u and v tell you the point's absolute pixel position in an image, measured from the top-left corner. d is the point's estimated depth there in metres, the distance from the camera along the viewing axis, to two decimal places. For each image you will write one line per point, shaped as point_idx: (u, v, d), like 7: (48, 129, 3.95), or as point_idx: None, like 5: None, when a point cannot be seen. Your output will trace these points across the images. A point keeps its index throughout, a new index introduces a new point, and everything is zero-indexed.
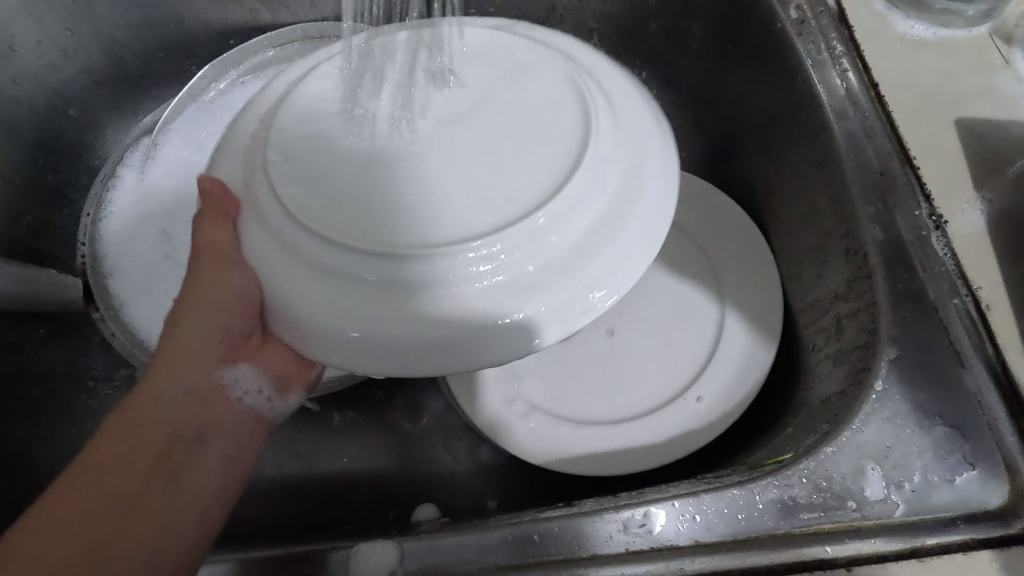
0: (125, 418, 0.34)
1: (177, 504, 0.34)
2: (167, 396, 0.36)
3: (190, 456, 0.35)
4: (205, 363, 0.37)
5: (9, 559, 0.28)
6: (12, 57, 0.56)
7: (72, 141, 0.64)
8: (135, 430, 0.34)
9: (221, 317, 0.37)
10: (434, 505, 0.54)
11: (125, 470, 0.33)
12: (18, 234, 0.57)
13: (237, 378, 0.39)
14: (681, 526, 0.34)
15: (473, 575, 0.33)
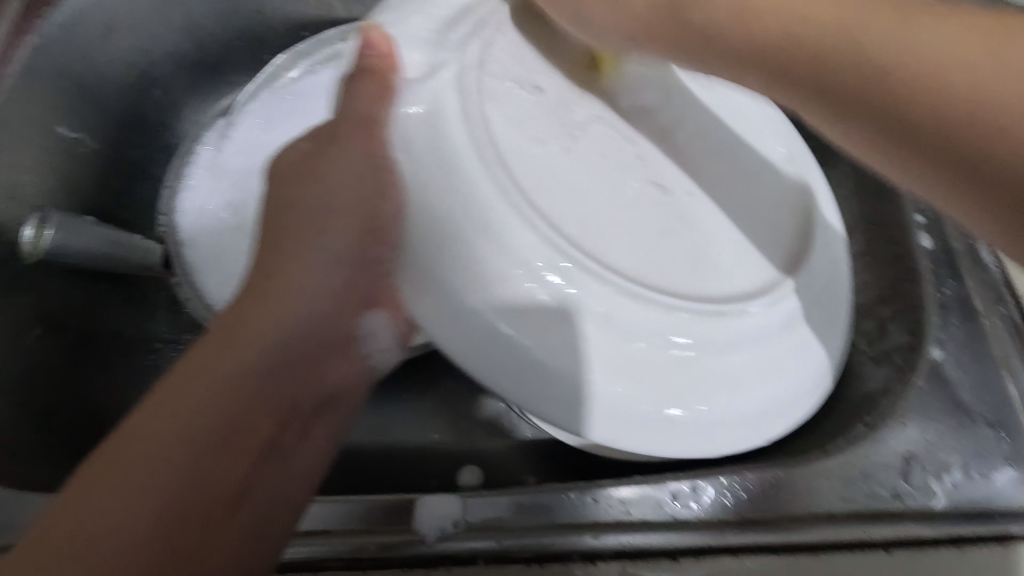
0: (242, 331, 0.37)
1: (295, 474, 0.38)
2: (269, 335, 0.37)
3: (295, 433, 0.39)
4: (336, 317, 0.41)
5: (140, 471, 0.31)
6: (108, 39, 0.61)
7: (153, 118, 0.68)
8: (250, 345, 0.36)
9: (343, 240, 0.41)
10: (478, 467, 0.57)
11: (255, 423, 0.36)
12: (104, 202, 0.63)
13: (374, 327, 0.43)
14: (726, 500, 0.37)
15: (529, 529, 0.36)
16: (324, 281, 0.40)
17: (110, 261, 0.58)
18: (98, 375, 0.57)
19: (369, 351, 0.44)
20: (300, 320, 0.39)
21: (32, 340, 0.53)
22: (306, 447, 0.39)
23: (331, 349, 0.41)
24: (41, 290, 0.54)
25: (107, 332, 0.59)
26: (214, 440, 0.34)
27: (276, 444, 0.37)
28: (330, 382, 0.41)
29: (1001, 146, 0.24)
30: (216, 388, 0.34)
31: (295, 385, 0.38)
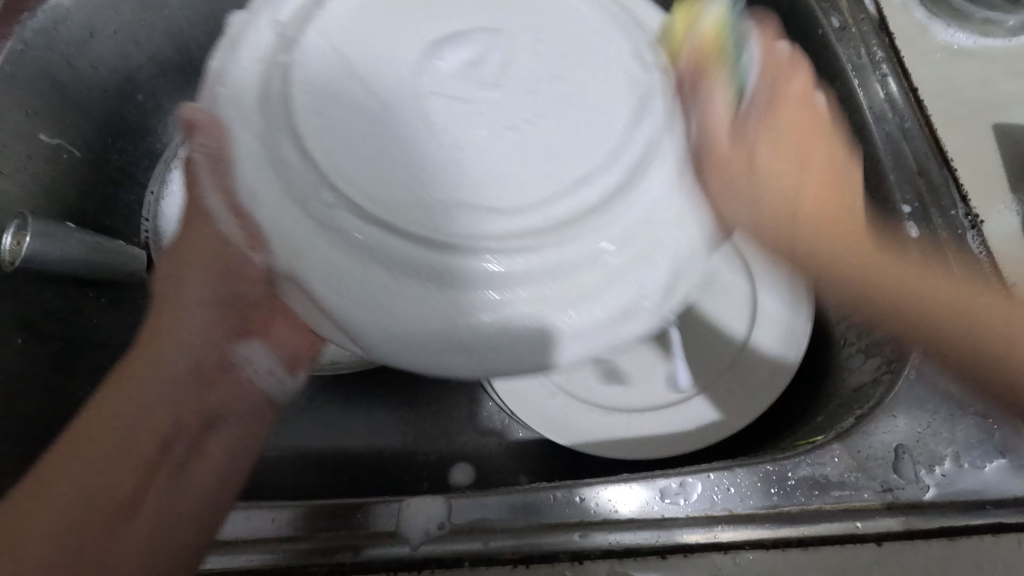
0: (136, 365, 0.38)
1: (183, 495, 0.37)
2: (166, 366, 0.39)
3: (190, 453, 0.39)
4: (211, 334, 0.41)
5: (13, 526, 0.32)
6: (90, 44, 0.60)
7: (137, 123, 0.68)
8: (141, 382, 0.38)
9: (207, 282, 0.40)
10: (470, 464, 0.57)
11: (123, 458, 0.36)
12: (87, 209, 0.63)
13: (250, 355, 0.43)
14: (716, 496, 0.36)
15: (515, 530, 0.36)
16: (199, 318, 0.40)
17: (92, 267, 0.58)
18: (84, 383, 0.57)
19: (248, 376, 0.43)
20: (179, 357, 0.39)
21: (16, 348, 0.52)
22: (195, 472, 0.38)
23: (211, 377, 0.40)
24: (25, 298, 0.53)
25: (93, 339, 0.59)
26: (109, 483, 0.35)
27: (157, 480, 0.37)
28: (216, 401, 0.40)
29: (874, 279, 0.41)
30: (90, 439, 0.36)
31: (171, 434, 0.38)
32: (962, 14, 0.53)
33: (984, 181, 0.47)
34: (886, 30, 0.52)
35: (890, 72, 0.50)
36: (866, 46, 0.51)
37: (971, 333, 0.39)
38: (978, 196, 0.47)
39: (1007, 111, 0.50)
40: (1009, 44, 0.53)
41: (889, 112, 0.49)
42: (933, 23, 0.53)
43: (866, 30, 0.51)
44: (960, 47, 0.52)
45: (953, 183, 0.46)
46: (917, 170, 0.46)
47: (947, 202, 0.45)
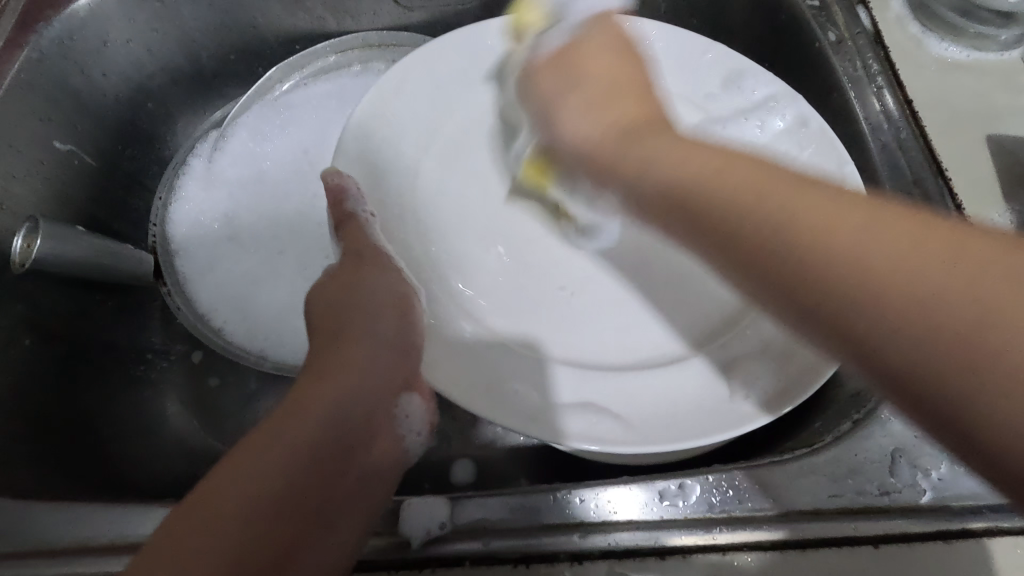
0: (321, 382, 0.37)
1: (334, 555, 0.33)
2: (342, 393, 0.37)
3: (339, 504, 0.34)
4: (386, 387, 0.40)
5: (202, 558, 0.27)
6: (104, 52, 0.62)
7: (147, 130, 0.69)
8: (323, 405, 0.36)
9: (387, 353, 0.41)
10: (470, 463, 0.57)
11: (308, 487, 0.33)
12: (98, 213, 0.64)
13: (407, 410, 0.42)
14: (714, 498, 0.36)
15: (516, 531, 0.36)
16: (377, 363, 0.40)
17: (99, 270, 0.58)
18: (91, 384, 0.58)
19: (403, 432, 0.41)
20: (364, 399, 0.38)
21: (23, 349, 0.53)
22: (345, 520, 0.34)
23: (374, 428, 0.39)
24: (33, 299, 0.54)
25: (99, 340, 0.60)
26: (303, 463, 0.33)
27: (326, 503, 0.33)
28: (373, 457, 0.38)
29: (882, 266, 0.25)
30: (279, 449, 0.32)
31: (364, 435, 0.37)
32: (955, 29, 0.54)
33: (981, 190, 0.48)
34: (881, 43, 0.53)
35: (886, 84, 0.51)
36: (862, 59, 0.52)
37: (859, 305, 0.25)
38: (974, 206, 0.47)
39: (1001, 123, 0.51)
40: (1002, 57, 0.54)
41: (885, 122, 0.50)
42: (927, 37, 0.54)
43: (862, 44, 0.53)
44: (955, 60, 0.53)
45: (948, 194, 0.47)
46: (913, 181, 0.48)
47: (941, 211, 0.46)
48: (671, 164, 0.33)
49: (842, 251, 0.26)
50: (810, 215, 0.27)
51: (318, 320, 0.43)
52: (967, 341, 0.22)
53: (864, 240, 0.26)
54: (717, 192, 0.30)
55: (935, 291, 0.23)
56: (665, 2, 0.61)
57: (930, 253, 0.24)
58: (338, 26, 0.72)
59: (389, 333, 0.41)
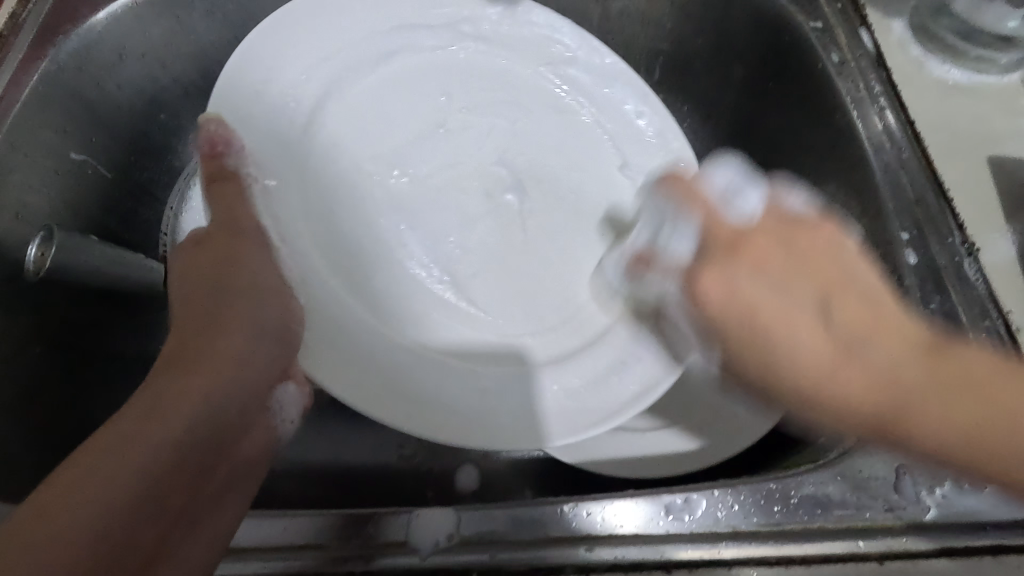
0: (200, 367, 0.37)
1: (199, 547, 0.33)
2: (207, 385, 0.36)
3: (213, 490, 0.35)
4: (266, 373, 0.40)
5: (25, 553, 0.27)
6: (120, 66, 0.63)
7: (159, 141, 0.70)
8: (222, 394, 0.37)
9: (272, 310, 0.41)
10: (474, 469, 0.57)
11: (173, 479, 0.33)
12: (109, 222, 0.65)
13: (282, 400, 0.42)
14: (720, 513, 0.37)
15: (524, 543, 0.36)
16: (251, 341, 0.40)
17: (111, 280, 0.59)
18: (100, 392, 0.58)
19: (279, 420, 0.42)
20: (237, 391, 0.38)
21: (33, 357, 0.53)
22: (216, 515, 0.35)
23: (248, 420, 0.38)
24: (45, 307, 0.55)
25: (109, 349, 0.60)
26: (166, 464, 0.33)
27: (195, 501, 0.34)
28: (246, 451, 0.38)
29: (856, 396, 0.34)
30: (138, 445, 0.32)
31: (235, 428, 0.37)
32: (956, 51, 0.55)
33: (982, 209, 0.49)
34: (884, 64, 0.54)
35: (888, 105, 0.52)
36: (865, 80, 0.53)
37: (818, 386, 0.35)
38: (975, 226, 0.48)
39: (1001, 143, 0.52)
40: (1001, 80, 0.55)
41: (887, 142, 0.51)
42: (929, 59, 0.55)
43: (864, 65, 0.54)
44: (955, 82, 0.55)
45: (950, 213, 0.48)
46: (915, 200, 0.48)
47: (944, 230, 0.47)
48: (759, 294, 0.36)
49: (835, 388, 0.34)
50: (839, 306, 0.36)
51: (181, 308, 0.40)
52: (992, 434, 0.33)
53: (935, 426, 0.33)
54: (779, 331, 0.35)
55: (886, 366, 0.34)
56: (671, 21, 0.62)
57: (878, 409, 0.34)
58: None
59: (281, 299, 0.41)
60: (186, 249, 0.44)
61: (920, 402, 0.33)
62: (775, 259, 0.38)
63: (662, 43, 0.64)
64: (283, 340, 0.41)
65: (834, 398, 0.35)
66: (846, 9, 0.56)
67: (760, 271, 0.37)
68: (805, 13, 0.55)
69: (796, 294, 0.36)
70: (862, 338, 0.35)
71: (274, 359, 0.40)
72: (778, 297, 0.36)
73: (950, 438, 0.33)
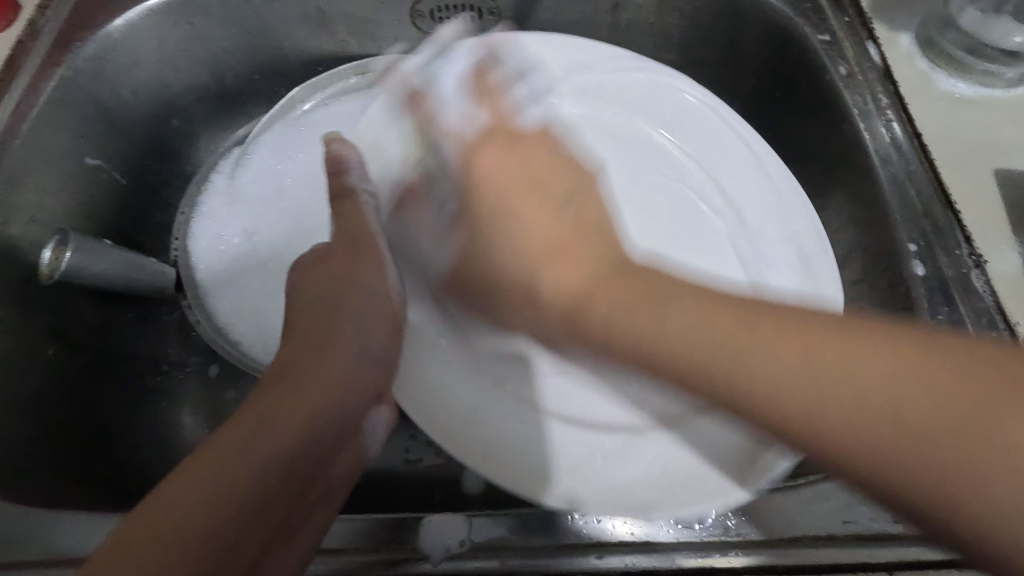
0: (326, 370, 0.39)
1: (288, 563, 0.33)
2: (316, 394, 0.37)
3: (308, 504, 0.35)
4: (366, 396, 0.40)
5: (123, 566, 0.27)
6: (134, 72, 0.64)
7: (172, 146, 0.71)
8: (314, 409, 0.36)
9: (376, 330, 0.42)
10: None
11: (271, 498, 0.32)
12: (121, 226, 0.65)
13: (374, 424, 0.42)
14: (730, 522, 0.38)
15: (535, 550, 0.37)
16: (368, 345, 0.41)
17: (124, 283, 0.60)
18: (112, 394, 0.59)
19: (368, 447, 0.41)
20: (334, 411, 0.38)
21: (47, 359, 0.54)
22: (295, 544, 0.34)
23: (343, 442, 0.38)
24: (60, 310, 0.56)
25: (120, 351, 0.61)
26: (287, 460, 0.33)
27: (297, 508, 0.34)
28: (336, 474, 0.37)
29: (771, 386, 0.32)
30: (244, 461, 0.32)
31: (334, 448, 0.37)
32: (963, 65, 0.56)
33: (988, 221, 0.49)
34: (891, 78, 0.55)
35: (895, 117, 0.53)
36: (872, 92, 0.54)
37: (808, 415, 0.30)
38: (983, 238, 0.48)
39: (1008, 156, 0.52)
40: (1007, 94, 0.55)
41: (895, 154, 0.51)
42: (936, 72, 0.56)
43: (871, 78, 0.54)
44: (962, 95, 0.55)
45: (957, 225, 0.48)
46: (923, 212, 0.49)
47: (951, 241, 0.47)
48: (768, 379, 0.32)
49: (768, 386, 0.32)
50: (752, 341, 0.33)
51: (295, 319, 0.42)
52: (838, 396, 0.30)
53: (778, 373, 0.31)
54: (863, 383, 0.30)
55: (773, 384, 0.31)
56: (679, 32, 0.63)
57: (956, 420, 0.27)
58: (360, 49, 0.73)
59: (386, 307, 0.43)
60: (303, 265, 0.46)
61: (971, 482, 0.26)
62: (785, 332, 0.32)
63: (672, 53, 0.65)
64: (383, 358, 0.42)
65: (792, 404, 0.31)
66: (853, 22, 0.57)
67: (791, 347, 0.32)
68: (812, 26, 0.56)
69: (789, 373, 0.31)
70: (732, 349, 0.33)
71: (346, 378, 0.39)
72: (788, 330, 0.32)
73: (839, 424, 0.30)
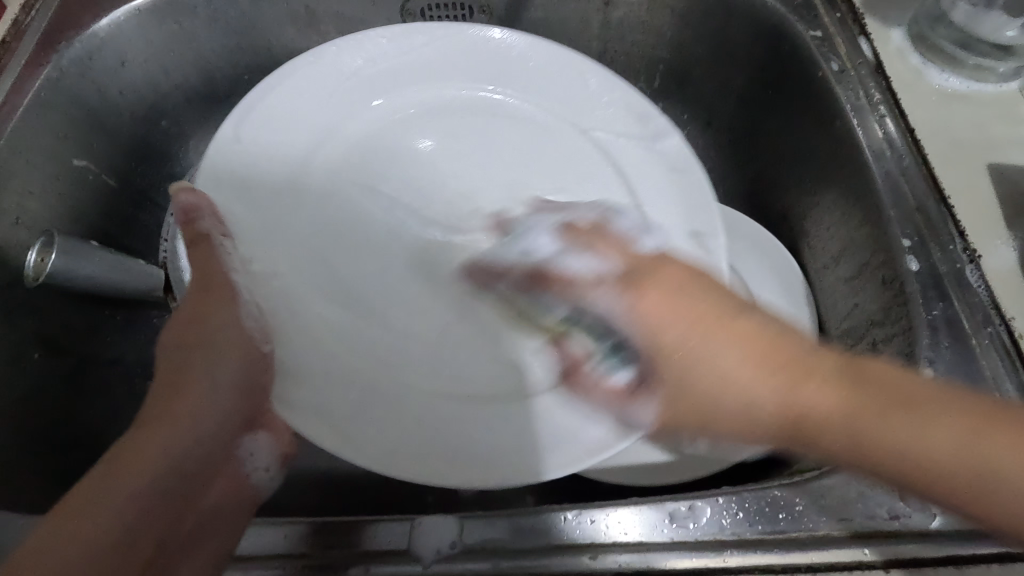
0: (182, 402, 0.39)
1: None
2: (193, 424, 0.39)
3: (198, 523, 0.38)
4: (227, 428, 0.41)
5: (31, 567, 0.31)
6: (121, 73, 0.63)
7: (161, 147, 0.70)
8: (180, 442, 0.38)
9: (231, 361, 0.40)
10: None
11: (137, 529, 0.35)
12: (109, 228, 0.65)
13: (251, 449, 0.43)
14: (724, 520, 0.36)
15: (528, 552, 0.36)
16: (227, 378, 0.40)
17: (111, 285, 0.59)
18: (100, 398, 0.58)
19: (247, 469, 0.43)
20: (210, 429, 0.40)
21: (32, 363, 0.53)
22: (204, 548, 0.37)
23: (217, 467, 0.40)
24: (46, 313, 0.55)
25: (108, 355, 0.60)
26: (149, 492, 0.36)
27: (165, 541, 0.36)
28: (213, 496, 0.39)
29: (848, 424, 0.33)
30: (122, 490, 0.35)
31: (214, 468, 0.40)
32: (955, 60, 0.55)
33: (982, 215, 0.49)
34: (883, 73, 0.54)
35: (888, 113, 0.52)
36: (865, 88, 0.53)
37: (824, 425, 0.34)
38: (976, 233, 0.48)
39: (1001, 150, 0.52)
40: (999, 89, 0.55)
41: (888, 150, 0.51)
42: (928, 68, 0.56)
43: (864, 73, 0.54)
44: (954, 91, 0.55)
45: (951, 220, 0.48)
46: (916, 208, 0.48)
47: (945, 237, 0.47)
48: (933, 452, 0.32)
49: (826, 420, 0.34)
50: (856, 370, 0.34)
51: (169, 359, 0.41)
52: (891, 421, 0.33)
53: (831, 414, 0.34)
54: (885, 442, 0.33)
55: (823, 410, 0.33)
56: (671, 29, 0.62)
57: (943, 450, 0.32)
58: None
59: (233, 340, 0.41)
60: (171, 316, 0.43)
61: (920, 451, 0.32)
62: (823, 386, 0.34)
63: (664, 50, 0.64)
64: (239, 386, 0.41)
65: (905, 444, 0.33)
66: (845, 18, 0.56)
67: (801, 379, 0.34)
68: (804, 23, 0.55)
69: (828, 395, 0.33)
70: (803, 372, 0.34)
71: (229, 406, 0.40)
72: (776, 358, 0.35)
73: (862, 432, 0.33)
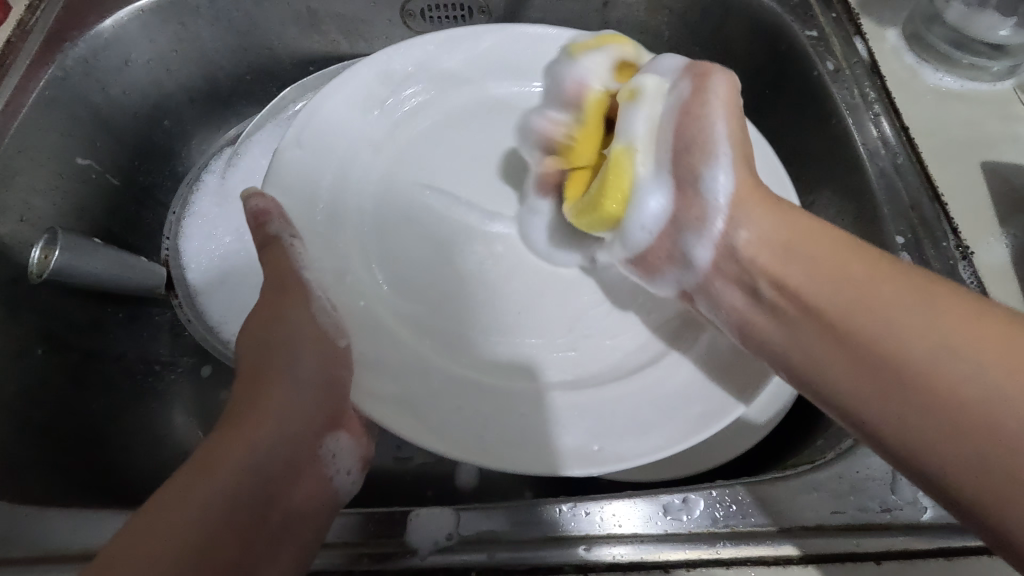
0: (265, 403, 0.38)
1: None
2: (275, 421, 0.38)
3: (279, 530, 0.35)
4: (310, 428, 0.39)
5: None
6: (125, 72, 0.64)
7: (164, 146, 0.71)
8: (263, 436, 0.36)
9: (312, 359, 0.40)
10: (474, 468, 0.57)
11: (223, 532, 0.32)
12: (112, 226, 0.65)
13: (335, 452, 0.40)
14: (717, 513, 0.37)
15: (524, 542, 0.37)
16: (310, 375, 0.40)
17: (114, 282, 0.60)
18: (102, 393, 0.59)
19: (335, 473, 0.40)
20: (289, 431, 0.38)
21: (36, 358, 0.54)
22: (284, 548, 0.34)
23: (300, 468, 0.37)
24: (49, 310, 0.56)
25: (111, 351, 0.61)
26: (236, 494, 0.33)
27: (252, 543, 0.33)
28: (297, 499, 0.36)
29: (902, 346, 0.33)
30: (209, 488, 0.33)
31: (295, 473, 0.37)
32: (949, 59, 0.56)
33: (975, 212, 0.49)
34: (878, 73, 0.55)
35: (882, 112, 0.53)
36: (860, 87, 0.54)
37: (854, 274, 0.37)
38: (970, 230, 0.49)
39: (995, 149, 0.53)
40: (994, 88, 0.56)
41: (883, 149, 0.51)
42: (923, 67, 0.56)
43: (859, 73, 0.54)
44: (949, 89, 0.55)
45: (944, 217, 0.48)
46: (910, 206, 0.49)
47: (939, 234, 0.48)
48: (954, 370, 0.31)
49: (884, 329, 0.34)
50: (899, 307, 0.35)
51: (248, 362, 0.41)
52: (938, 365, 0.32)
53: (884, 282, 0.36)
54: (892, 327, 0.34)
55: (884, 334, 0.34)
56: (668, 29, 0.63)
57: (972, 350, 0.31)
58: (351, 48, 0.73)
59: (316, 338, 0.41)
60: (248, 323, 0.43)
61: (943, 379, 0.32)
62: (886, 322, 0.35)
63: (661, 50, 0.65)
64: (321, 382, 0.40)
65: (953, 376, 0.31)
66: (841, 18, 0.57)
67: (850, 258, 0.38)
68: (800, 23, 0.56)
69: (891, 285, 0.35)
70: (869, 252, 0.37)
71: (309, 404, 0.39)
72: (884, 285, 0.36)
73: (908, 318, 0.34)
